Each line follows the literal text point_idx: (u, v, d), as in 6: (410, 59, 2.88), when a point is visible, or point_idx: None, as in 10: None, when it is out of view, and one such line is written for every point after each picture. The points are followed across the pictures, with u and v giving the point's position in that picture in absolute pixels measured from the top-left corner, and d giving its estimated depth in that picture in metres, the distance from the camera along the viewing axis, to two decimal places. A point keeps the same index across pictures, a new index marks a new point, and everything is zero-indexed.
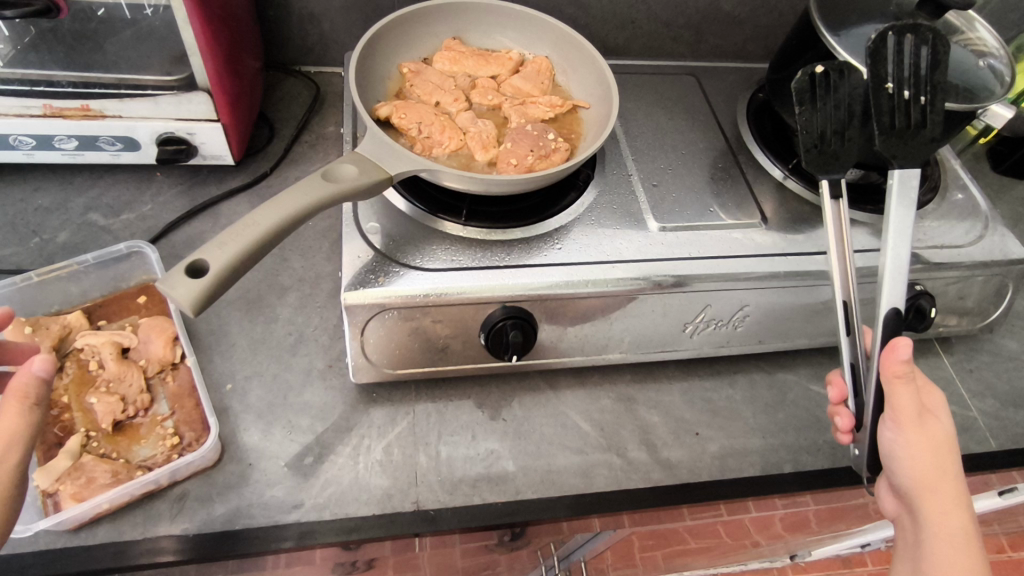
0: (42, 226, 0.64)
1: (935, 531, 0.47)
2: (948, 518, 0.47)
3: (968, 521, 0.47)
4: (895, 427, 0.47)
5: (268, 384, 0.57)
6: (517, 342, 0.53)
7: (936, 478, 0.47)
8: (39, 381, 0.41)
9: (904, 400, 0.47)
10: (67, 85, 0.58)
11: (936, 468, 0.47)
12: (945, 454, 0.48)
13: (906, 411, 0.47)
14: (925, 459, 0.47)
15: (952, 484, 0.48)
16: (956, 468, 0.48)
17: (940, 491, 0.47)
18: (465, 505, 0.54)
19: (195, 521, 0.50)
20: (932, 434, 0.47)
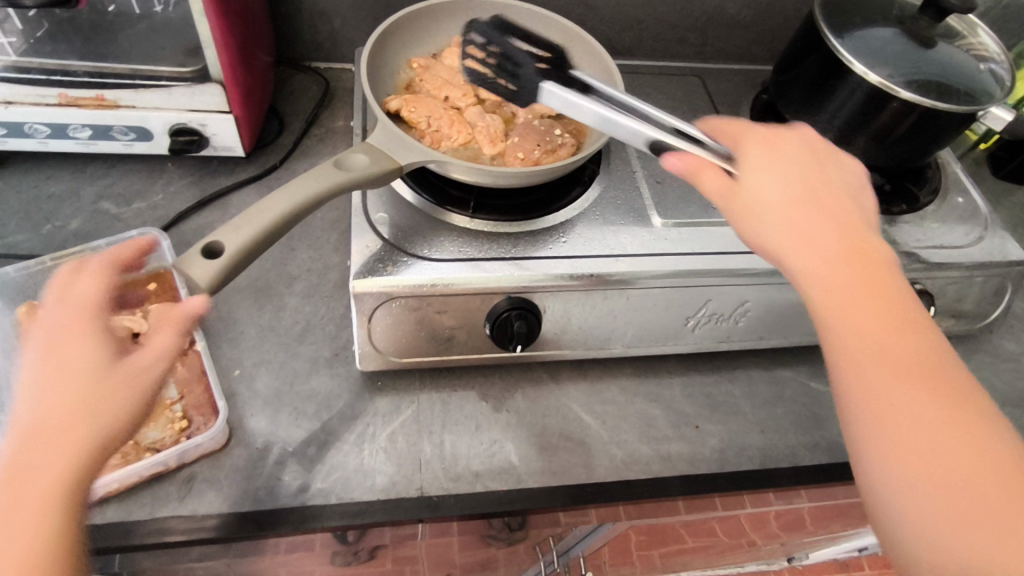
0: (55, 213, 0.64)
1: (880, 408, 0.37)
2: (874, 291, 0.40)
3: (923, 325, 0.39)
4: (739, 224, 0.44)
5: (276, 371, 0.58)
6: (522, 333, 0.54)
7: (863, 320, 0.39)
8: (194, 312, 0.38)
9: (750, 175, 0.45)
10: (82, 75, 0.59)
11: (820, 231, 0.42)
12: (835, 217, 0.43)
13: (715, 184, 0.45)
14: (806, 228, 0.42)
15: (898, 321, 0.39)
16: (911, 323, 0.39)
17: (887, 363, 0.38)
18: (468, 492, 0.54)
19: (202, 503, 0.51)
20: (811, 196, 0.43)
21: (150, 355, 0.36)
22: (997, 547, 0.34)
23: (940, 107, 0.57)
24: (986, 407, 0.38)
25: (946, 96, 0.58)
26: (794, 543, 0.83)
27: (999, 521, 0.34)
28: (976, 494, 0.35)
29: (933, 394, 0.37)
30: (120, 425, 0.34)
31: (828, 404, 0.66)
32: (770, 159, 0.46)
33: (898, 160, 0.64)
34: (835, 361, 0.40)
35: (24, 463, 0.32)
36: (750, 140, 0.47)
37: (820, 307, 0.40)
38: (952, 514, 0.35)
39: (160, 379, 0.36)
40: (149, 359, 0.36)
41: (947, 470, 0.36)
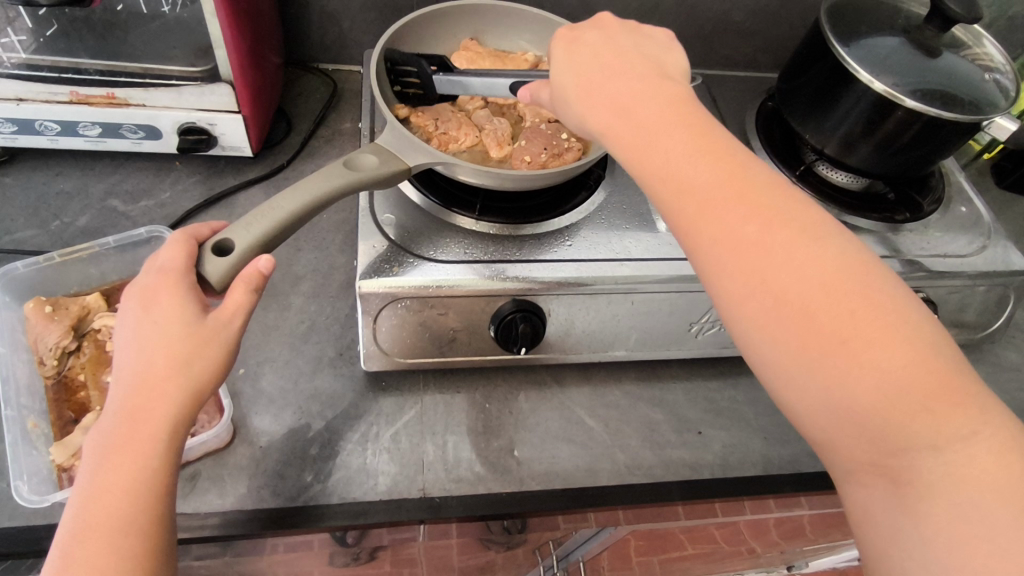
0: (63, 210, 0.65)
1: (747, 310, 0.36)
2: (730, 181, 0.38)
3: (783, 203, 0.37)
4: (606, 141, 0.42)
5: (281, 370, 0.58)
6: (526, 334, 0.54)
7: (720, 217, 0.37)
8: (263, 271, 0.41)
9: (608, 82, 0.43)
10: (94, 73, 0.59)
11: (672, 131, 0.40)
12: (686, 112, 0.41)
13: (584, 99, 0.43)
14: (658, 131, 0.40)
15: (754, 205, 0.37)
16: (772, 203, 0.37)
17: (746, 254, 0.36)
18: (470, 494, 0.54)
19: (206, 500, 0.51)
20: (653, 92, 0.42)
21: (228, 314, 0.40)
22: (893, 426, 0.32)
23: (945, 116, 0.57)
24: (872, 274, 0.35)
25: (951, 105, 0.59)
26: (794, 552, 0.83)
27: (883, 397, 0.32)
28: (863, 380, 0.33)
29: (802, 276, 0.35)
30: (207, 380, 0.38)
31: None
32: (599, 72, 0.44)
33: (901, 169, 0.64)
34: (699, 267, 0.38)
35: (135, 405, 0.36)
36: (599, 47, 0.45)
37: (679, 218, 0.38)
38: (842, 405, 0.33)
39: (237, 338, 0.40)
40: (228, 317, 0.40)
41: (820, 358, 0.34)
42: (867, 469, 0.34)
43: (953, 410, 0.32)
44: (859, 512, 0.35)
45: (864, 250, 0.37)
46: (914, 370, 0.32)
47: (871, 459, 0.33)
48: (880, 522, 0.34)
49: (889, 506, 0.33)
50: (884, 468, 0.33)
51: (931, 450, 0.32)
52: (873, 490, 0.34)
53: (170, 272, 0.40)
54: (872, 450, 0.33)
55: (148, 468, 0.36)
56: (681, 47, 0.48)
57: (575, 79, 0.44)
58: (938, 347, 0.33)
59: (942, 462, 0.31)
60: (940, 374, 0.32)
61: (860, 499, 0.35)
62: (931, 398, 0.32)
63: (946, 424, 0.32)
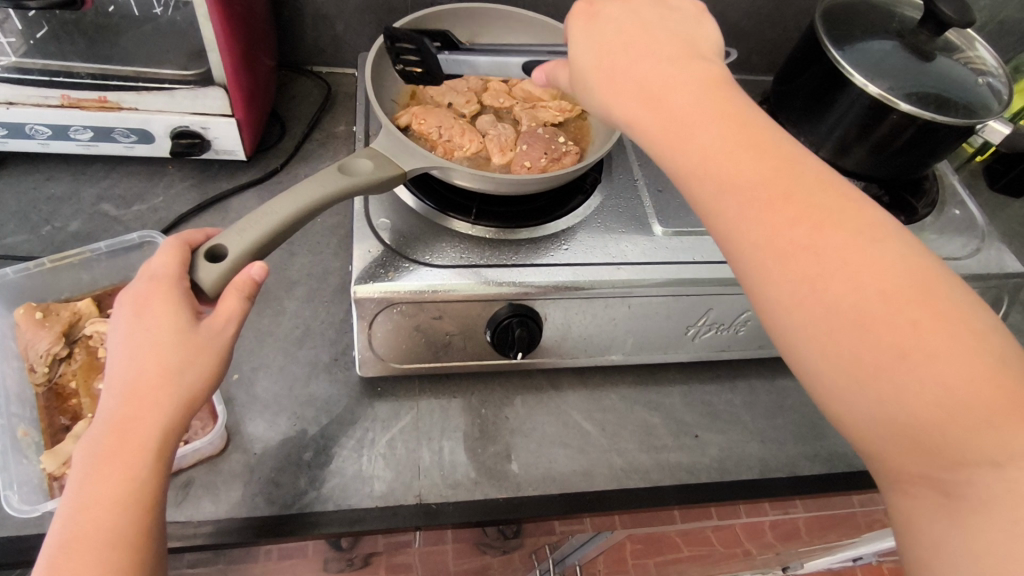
0: (54, 214, 0.64)
1: (794, 313, 0.36)
2: (772, 178, 0.37)
3: (827, 202, 0.36)
4: (638, 136, 0.41)
5: (275, 375, 0.58)
6: (522, 339, 0.53)
7: (763, 215, 0.36)
8: (256, 278, 0.41)
9: (636, 69, 0.42)
10: (85, 76, 0.59)
11: (711, 126, 0.39)
12: (721, 103, 0.40)
13: (610, 89, 0.42)
14: (694, 125, 0.39)
15: (799, 205, 0.36)
16: (817, 204, 0.36)
17: (792, 255, 0.35)
18: (467, 499, 0.54)
19: (200, 508, 0.50)
20: (687, 81, 0.41)
21: (221, 322, 0.39)
22: (948, 437, 0.31)
23: (939, 119, 0.57)
24: (930, 274, 0.34)
25: (944, 109, 0.59)
26: (789, 554, 0.83)
27: (941, 407, 0.31)
28: (921, 388, 0.32)
29: (855, 277, 0.34)
30: (198, 389, 0.38)
31: None
32: (623, 58, 0.43)
33: (895, 172, 0.64)
34: (743, 266, 0.38)
35: (124, 415, 0.36)
36: (626, 28, 0.44)
37: (723, 217, 0.38)
38: (894, 413, 0.33)
39: (231, 346, 0.40)
40: (221, 324, 0.39)
41: (872, 364, 0.33)
42: (915, 480, 0.34)
43: (1021, 423, 0.31)
44: (903, 521, 0.35)
45: (922, 249, 0.36)
46: (977, 379, 0.31)
47: (923, 471, 0.33)
48: (925, 533, 0.33)
49: (936, 518, 0.33)
50: (937, 481, 0.33)
51: (996, 467, 0.31)
52: (919, 501, 0.34)
53: (161, 278, 0.39)
54: (925, 462, 0.33)
55: (136, 479, 0.35)
56: (713, 24, 0.46)
57: (597, 67, 0.43)
58: (1004, 354, 0.32)
59: (1004, 479, 0.30)
60: (1009, 383, 0.31)
61: (905, 507, 0.35)
62: (998, 410, 0.31)
63: (1013, 439, 0.30)
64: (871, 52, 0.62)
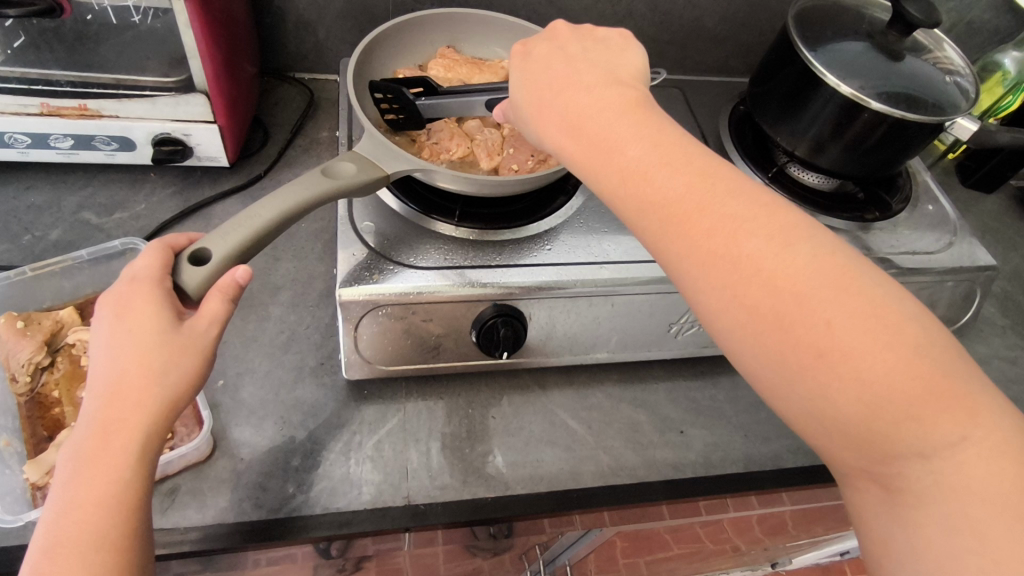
0: (35, 223, 0.64)
1: (723, 325, 0.37)
2: (693, 189, 0.38)
3: (747, 208, 0.37)
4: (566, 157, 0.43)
5: (261, 381, 0.58)
6: (507, 339, 0.54)
7: (687, 228, 0.37)
8: (240, 282, 0.41)
9: (559, 92, 0.44)
10: (65, 84, 0.59)
11: (631, 143, 0.40)
12: (644, 120, 0.41)
13: (539, 112, 0.44)
14: (619, 142, 0.41)
15: (720, 213, 0.37)
16: (737, 211, 0.37)
17: (716, 266, 0.36)
18: (455, 500, 0.54)
19: (187, 514, 0.50)
20: (603, 102, 0.42)
21: (204, 324, 0.39)
22: (877, 435, 0.33)
23: (910, 117, 0.59)
24: (848, 272, 0.35)
25: (916, 107, 0.61)
26: (778, 548, 0.84)
27: (867, 407, 0.33)
28: (843, 389, 0.33)
29: (773, 283, 0.35)
30: (181, 390, 0.38)
31: None
32: (548, 81, 0.45)
33: (871, 169, 0.66)
34: (672, 279, 0.39)
35: (105, 418, 0.36)
36: (550, 55, 0.47)
37: (647, 232, 0.39)
38: (828, 416, 0.34)
39: (214, 347, 0.40)
40: (204, 326, 0.39)
41: (801, 369, 0.34)
42: (860, 475, 0.35)
43: (941, 414, 0.32)
44: (856, 515, 0.37)
45: (839, 249, 0.37)
46: (894, 379, 0.32)
47: (863, 467, 0.34)
48: (875, 527, 0.35)
49: (883, 512, 0.34)
50: (876, 476, 0.34)
51: (921, 458, 0.32)
52: (867, 495, 0.35)
53: (141, 281, 0.40)
54: (863, 459, 0.34)
55: (120, 483, 0.35)
56: (638, 47, 0.49)
57: (528, 90, 0.45)
58: (922, 347, 0.33)
59: (931, 470, 0.32)
60: (929, 376, 0.32)
61: (855, 502, 0.36)
62: (920, 404, 0.32)
63: (935, 432, 0.32)
64: (843, 52, 0.63)
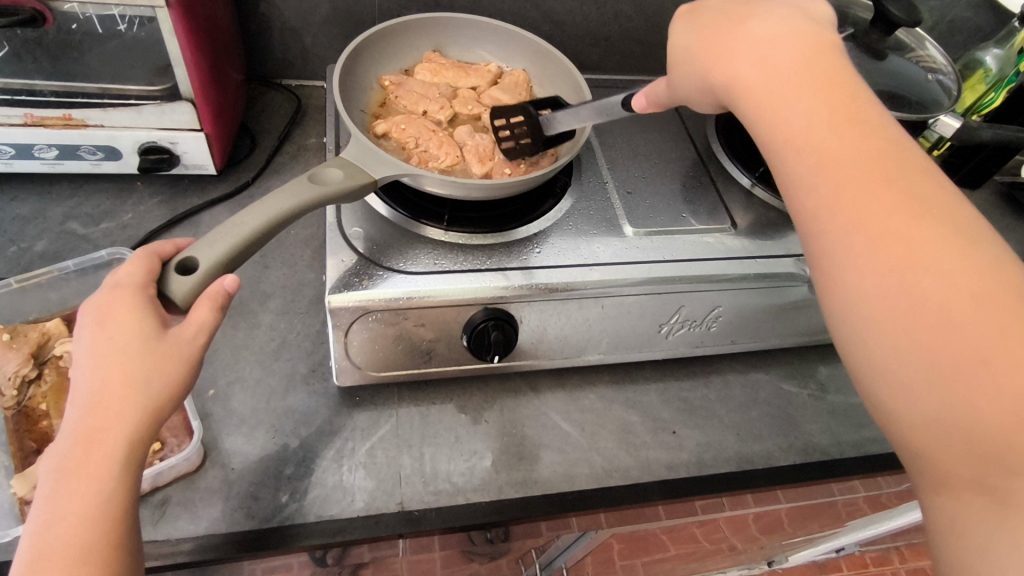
0: (20, 235, 0.63)
1: (870, 296, 0.36)
2: (875, 161, 0.38)
3: (924, 193, 0.37)
4: (738, 95, 0.43)
5: (251, 390, 0.57)
6: (498, 342, 0.54)
7: (853, 192, 0.37)
8: (227, 290, 0.41)
9: (747, 38, 0.43)
10: (49, 94, 0.58)
11: (811, 102, 0.40)
12: (829, 79, 0.41)
13: (717, 60, 0.44)
14: (792, 101, 0.40)
15: (900, 192, 0.37)
16: (912, 192, 0.37)
17: (874, 239, 0.36)
18: (449, 506, 0.54)
19: (178, 526, 0.50)
20: (796, 51, 0.41)
21: (189, 330, 0.39)
22: (1006, 443, 0.32)
23: (894, 115, 0.60)
24: (1010, 283, 0.34)
25: (898, 107, 0.62)
26: (773, 547, 0.84)
27: (1010, 412, 0.32)
28: (991, 386, 0.32)
29: (938, 270, 0.35)
30: (165, 398, 0.38)
31: (800, 405, 0.68)
32: (734, 33, 0.44)
33: None
34: (820, 244, 0.39)
35: (88, 426, 0.35)
36: (738, 9, 0.45)
37: (809, 194, 0.39)
38: (958, 415, 0.33)
39: (200, 353, 0.40)
40: (189, 334, 0.39)
41: (941, 355, 0.34)
42: (965, 483, 0.34)
43: None
44: (942, 524, 0.35)
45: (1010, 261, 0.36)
46: None
47: (972, 475, 0.33)
48: (968, 538, 0.34)
49: (982, 523, 0.33)
50: (986, 486, 0.33)
51: None
52: (966, 505, 0.34)
53: (124, 288, 0.39)
54: (976, 466, 0.33)
55: (106, 493, 0.35)
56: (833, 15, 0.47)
57: (710, 38, 0.45)
58: None
59: None
60: None
61: (947, 510, 0.35)
62: None
63: None
64: None
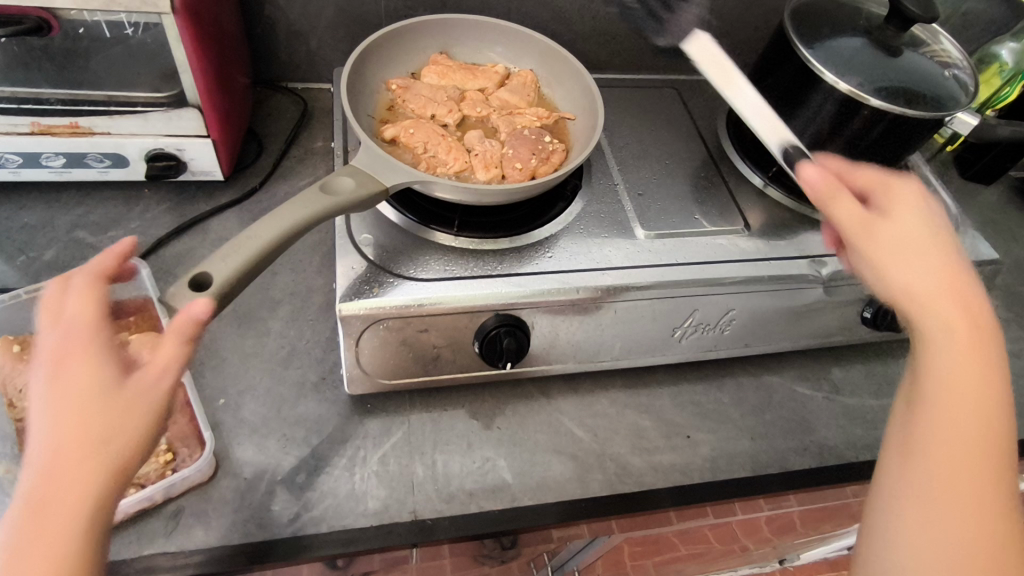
0: (29, 244, 0.63)
1: (930, 459, 0.38)
2: (979, 403, 0.38)
3: (1011, 478, 0.38)
4: (866, 217, 0.43)
5: (262, 398, 0.57)
6: (511, 349, 0.54)
7: (958, 470, 0.37)
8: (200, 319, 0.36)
9: (889, 231, 0.42)
10: (55, 103, 0.58)
11: (962, 358, 0.39)
12: (968, 323, 0.40)
13: (879, 242, 0.42)
14: (940, 317, 0.40)
15: (991, 426, 0.38)
16: (994, 426, 0.38)
17: (955, 444, 0.38)
18: (461, 514, 0.54)
19: (191, 537, 0.49)
20: (943, 275, 0.41)
21: (153, 372, 0.34)
22: None
23: (909, 113, 0.59)
24: None
25: (914, 104, 0.61)
26: (785, 546, 0.84)
27: None
28: None
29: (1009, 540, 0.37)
30: (128, 457, 0.32)
31: (814, 407, 0.68)
32: (902, 232, 0.42)
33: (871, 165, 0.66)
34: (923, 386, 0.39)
35: (39, 497, 0.30)
36: (900, 201, 0.43)
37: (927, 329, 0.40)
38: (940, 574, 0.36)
39: (168, 399, 0.34)
40: (154, 376, 0.34)
41: None
42: None
43: None
44: None
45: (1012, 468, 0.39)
46: None
47: None
48: None
49: None
50: None
51: None
52: None
53: (76, 328, 0.35)
54: None
55: None
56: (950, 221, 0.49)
57: (913, 227, 0.42)
58: None
59: None
60: None
61: None
62: None
63: None
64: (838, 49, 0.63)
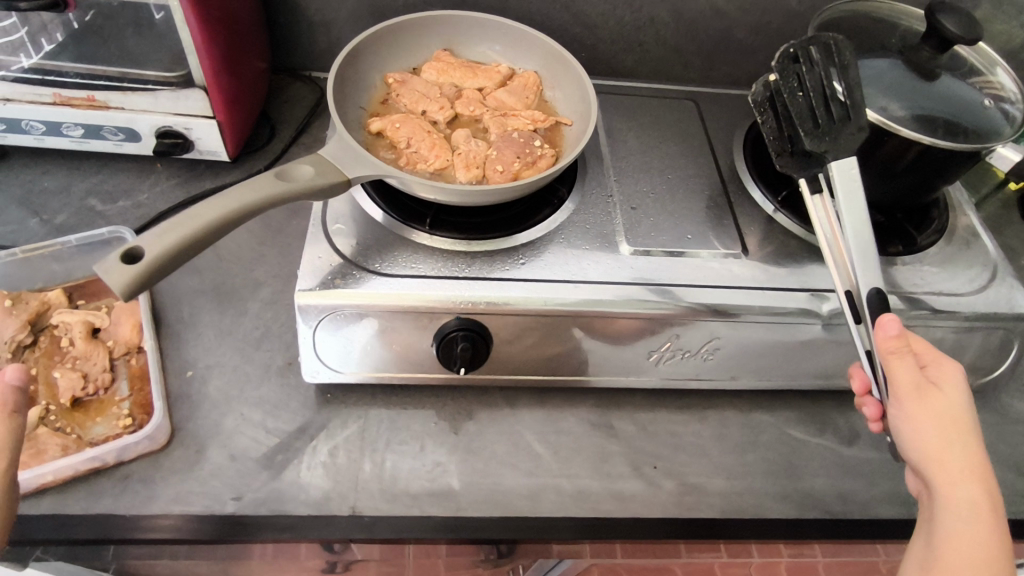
0: (44, 207, 0.67)
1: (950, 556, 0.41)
2: None
3: None
4: (920, 411, 0.43)
5: (227, 376, 0.58)
6: (465, 356, 0.52)
7: None
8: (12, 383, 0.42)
9: (936, 416, 0.43)
10: (75, 76, 0.62)
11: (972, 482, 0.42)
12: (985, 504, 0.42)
13: (929, 411, 0.43)
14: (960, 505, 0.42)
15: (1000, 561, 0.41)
16: None
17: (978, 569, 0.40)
18: (403, 516, 0.53)
19: (136, 502, 0.51)
20: (973, 473, 0.43)
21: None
22: None
23: (938, 144, 0.54)
24: None
25: (946, 135, 0.55)
26: None
27: None
28: None
29: None
30: None
31: (805, 453, 0.62)
32: (947, 430, 0.43)
33: (895, 196, 0.61)
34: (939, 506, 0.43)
35: None
36: (944, 387, 0.44)
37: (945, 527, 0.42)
38: None
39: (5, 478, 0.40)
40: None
41: None
42: None
43: None
44: None
45: None
46: None
47: None
48: None
49: None
50: None
51: None
52: None
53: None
54: None
55: None
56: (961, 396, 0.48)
57: (955, 409, 0.43)
58: None
59: None
60: None
61: None
62: None
63: None
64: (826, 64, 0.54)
